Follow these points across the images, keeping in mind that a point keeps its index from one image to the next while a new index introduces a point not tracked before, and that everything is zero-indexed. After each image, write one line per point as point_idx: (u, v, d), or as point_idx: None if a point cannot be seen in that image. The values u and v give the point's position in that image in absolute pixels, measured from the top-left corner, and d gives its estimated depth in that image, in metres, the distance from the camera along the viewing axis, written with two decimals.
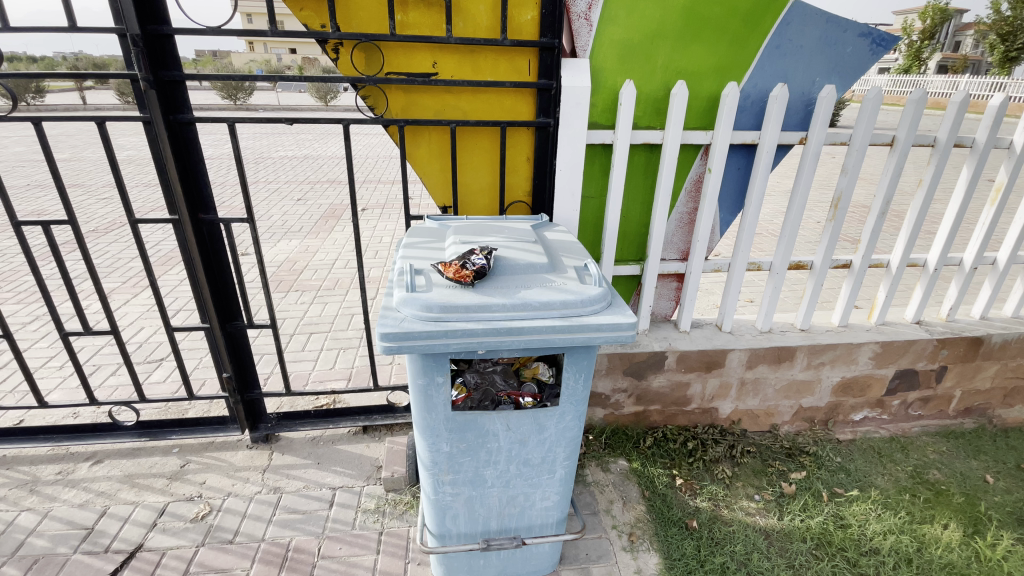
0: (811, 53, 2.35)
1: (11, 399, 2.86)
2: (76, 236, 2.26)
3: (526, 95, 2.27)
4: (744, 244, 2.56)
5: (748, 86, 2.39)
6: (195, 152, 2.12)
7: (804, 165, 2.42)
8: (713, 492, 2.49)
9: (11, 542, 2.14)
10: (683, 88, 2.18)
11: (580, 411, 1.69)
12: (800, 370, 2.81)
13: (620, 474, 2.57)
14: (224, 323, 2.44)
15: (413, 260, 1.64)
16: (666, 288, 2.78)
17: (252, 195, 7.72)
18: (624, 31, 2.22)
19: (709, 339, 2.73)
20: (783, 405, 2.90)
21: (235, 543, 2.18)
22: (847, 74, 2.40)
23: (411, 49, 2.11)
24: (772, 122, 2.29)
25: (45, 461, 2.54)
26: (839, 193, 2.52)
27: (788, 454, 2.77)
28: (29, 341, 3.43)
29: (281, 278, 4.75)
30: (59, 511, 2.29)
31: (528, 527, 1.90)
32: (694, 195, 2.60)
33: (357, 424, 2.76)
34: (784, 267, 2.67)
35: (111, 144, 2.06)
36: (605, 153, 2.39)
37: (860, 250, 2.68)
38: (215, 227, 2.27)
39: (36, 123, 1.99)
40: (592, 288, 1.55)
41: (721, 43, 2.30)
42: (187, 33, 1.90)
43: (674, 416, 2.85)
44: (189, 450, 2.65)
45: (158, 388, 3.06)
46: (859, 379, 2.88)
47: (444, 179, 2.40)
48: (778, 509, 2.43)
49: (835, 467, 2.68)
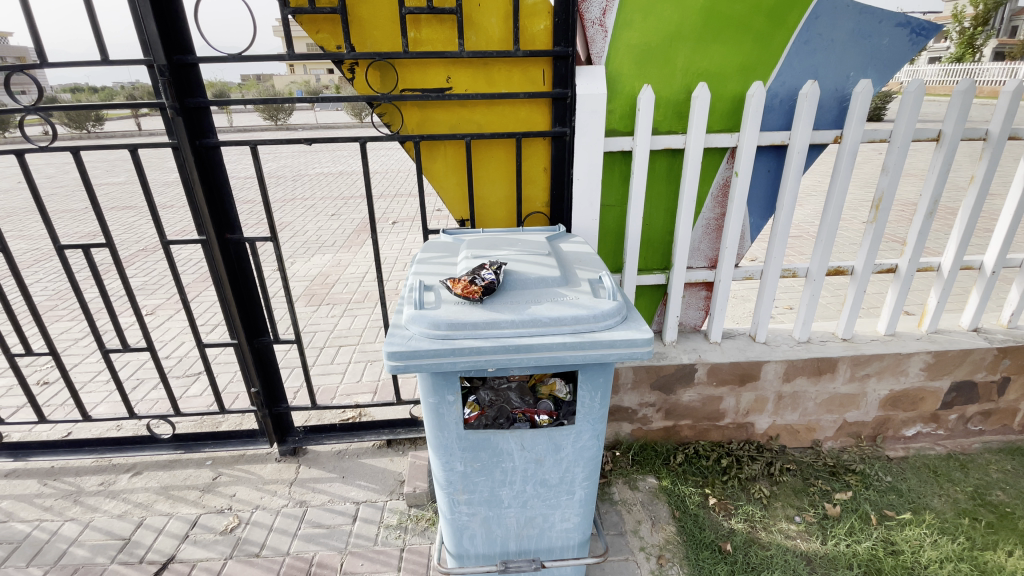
0: (843, 47, 2.23)
1: (61, 413, 3.01)
2: (114, 259, 2.33)
3: (541, 105, 2.23)
4: (777, 251, 2.43)
5: (776, 85, 2.28)
6: (221, 174, 2.19)
7: (840, 166, 2.29)
8: (749, 513, 2.36)
9: (53, 551, 2.23)
10: (705, 90, 2.10)
11: (597, 430, 1.62)
12: (843, 383, 2.64)
13: (649, 492, 2.47)
14: (251, 338, 2.49)
15: (423, 276, 1.61)
16: (694, 297, 2.68)
17: (287, 211, 8.00)
18: (641, 35, 2.17)
19: (742, 351, 2.59)
20: (825, 420, 2.72)
21: (261, 557, 2.21)
22: (883, 68, 2.26)
23: (424, 65, 2.12)
24: (802, 120, 2.18)
25: (89, 472, 2.65)
26: (880, 193, 2.35)
27: (832, 472, 2.59)
28: (80, 356, 3.63)
29: (314, 292, 4.87)
30: (100, 521, 2.37)
31: (547, 549, 1.84)
32: (720, 200, 2.51)
33: (381, 437, 2.78)
34: (822, 274, 2.51)
35: (143, 170, 2.13)
36: (624, 161, 2.33)
37: (906, 253, 2.49)
38: (241, 245, 2.33)
39: (75, 153, 2.06)
40: (606, 302, 1.48)
41: (744, 42, 2.21)
42: (210, 61, 1.96)
43: (707, 432, 2.72)
44: (221, 462, 2.72)
45: (194, 401, 3.18)
46: (910, 391, 2.68)
47: (461, 193, 2.38)
48: (822, 533, 2.27)
49: (885, 488, 2.49)
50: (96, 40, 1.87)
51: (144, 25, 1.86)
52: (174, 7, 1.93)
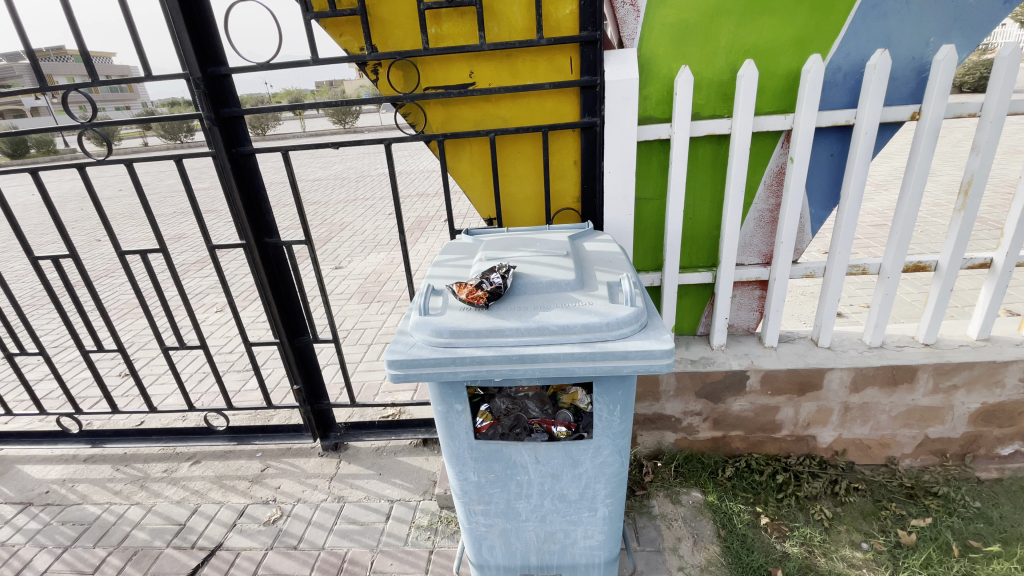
0: (920, 9, 1.92)
1: (135, 404, 3.29)
2: (169, 262, 2.48)
3: (569, 95, 2.11)
4: (842, 245, 2.16)
5: (838, 58, 2.01)
6: (256, 180, 2.26)
7: (918, 147, 1.98)
8: (807, 536, 2.13)
9: (119, 533, 2.44)
10: (751, 68, 1.88)
11: (619, 445, 1.51)
12: (924, 395, 2.31)
13: (693, 507, 2.28)
14: (292, 338, 2.58)
15: (435, 280, 1.56)
16: (746, 297, 2.45)
17: (348, 211, 8.33)
18: (677, 12, 1.98)
19: (801, 357, 2.34)
20: (902, 435, 2.40)
21: (298, 549, 2.29)
22: (969, 32, 1.95)
23: (446, 61, 2.07)
24: (870, 97, 1.90)
25: (155, 460, 2.88)
26: (970, 176, 2.01)
27: (909, 494, 2.28)
28: (156, 351, 3.96)
29: (367, 290, 5.02)
30: (161, 506, 2.57)
31: (571, 565, 1.75)
32: (775, 189, 2.27)
33: (417, 436, 2.79)
34: (898, 270, 2.20)
35: (188, 179, 2.24)
36: (663, 150, 2.16)
37: (1005, 245, 2.13)
38: (279, 249, 2.41)
39: (129, 166, 2.20)
40: (623, 309, 1.36)
41: (800, 11, 1.96)
42: (241, 71, 2.01)
43: (761, 444, 2.49)
44: (270, 455, 2.85)
45: (250, 395, 3.37)
46: (1007, 405, 2.31)
47: (488, 191, 2.32)
48: (892, 564, 2.00)
49: (972, 515, 2.16)
50: (138, 57, 1.96)
51: (179, 38, 1.94)
52: (208, 21, 2.00)
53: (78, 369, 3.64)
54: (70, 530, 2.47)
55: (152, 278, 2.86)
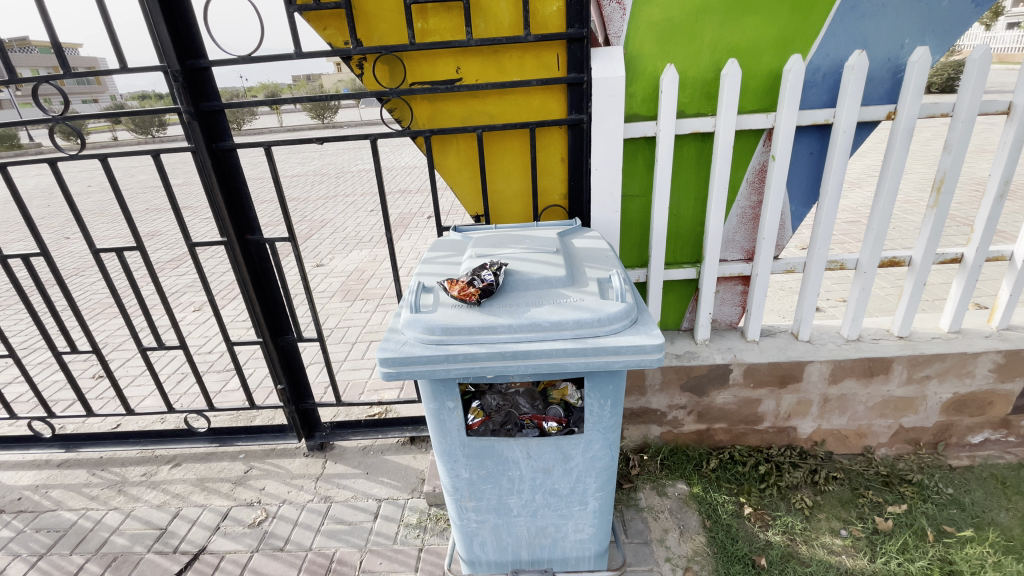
0: (896, 12, 1.98)
1: (111, 406, 3.20)
2: (146, 260, 2.41)
3: (556, 92, 2.12)
4: (821, 240, 2.21)
5: (818, 58, 2.05)
6: (238, 176, 2.22)
7: (893, 145, 2.04)
8: (789, 524, 2.18)
9: (96, 539, 2.37)
10: (735, 67, 1.91)
11: (609, 440, 1.53)
12: (898, 386, 2.39)
13: (678, 499, 2.33)
14: (275, 337, 2.53)
15: (425, 278, 1.55)
16: (729, 292, 2.50)
17: (329, 207, 8.22)
18: (663, 11, 2.00)
19: (782, 350, 2.39)
20: (878, 425, 2.49)
21: (285, 551, 2.26)
22: (942, 35, 2.01)
23: (432, 56, 2.05)
24: (848, 96, 1.95)
25: (133, 463, 2.80)
26: (943, 174, 2.09)
27: (885, 482, 2.36)
28: (131, 352, 3.85)
29: (350, 287, 4.96)
30: (140, 511, 2.50)
31: (561, 559, 1.77)
32: (757, 186, 2.31)
33: (404, 434, 2.78)
34: (874, 266, 2.26)
35: (166, 174, 2.18)
36: (649, 147, 2.18)
37: (974, 241, 2.21)
38: (262, 246, 2.36)
39: (104, 160, 2.12)
40: (613, 305, 1.37)
41: (781, 12, 2.00)
42: (221, 64, 1.97)
43: (744, 436, 2.55)
44: (253, 456, 2.80)
45: (232, 396, 3.30)
46: (976, 395, 2.40)
47: (474, 187, 2.31)
48: (870, 549, 2.07)
49: (944, 500, 2.25)
50: (114, 47, 1.90)
51: (156, 29, 1.89)
52: (185, 12, 1.95)
53: (49, 371, 3.52)
54: (44, 538, 2.40)
55: (127, 277, 2.77)
